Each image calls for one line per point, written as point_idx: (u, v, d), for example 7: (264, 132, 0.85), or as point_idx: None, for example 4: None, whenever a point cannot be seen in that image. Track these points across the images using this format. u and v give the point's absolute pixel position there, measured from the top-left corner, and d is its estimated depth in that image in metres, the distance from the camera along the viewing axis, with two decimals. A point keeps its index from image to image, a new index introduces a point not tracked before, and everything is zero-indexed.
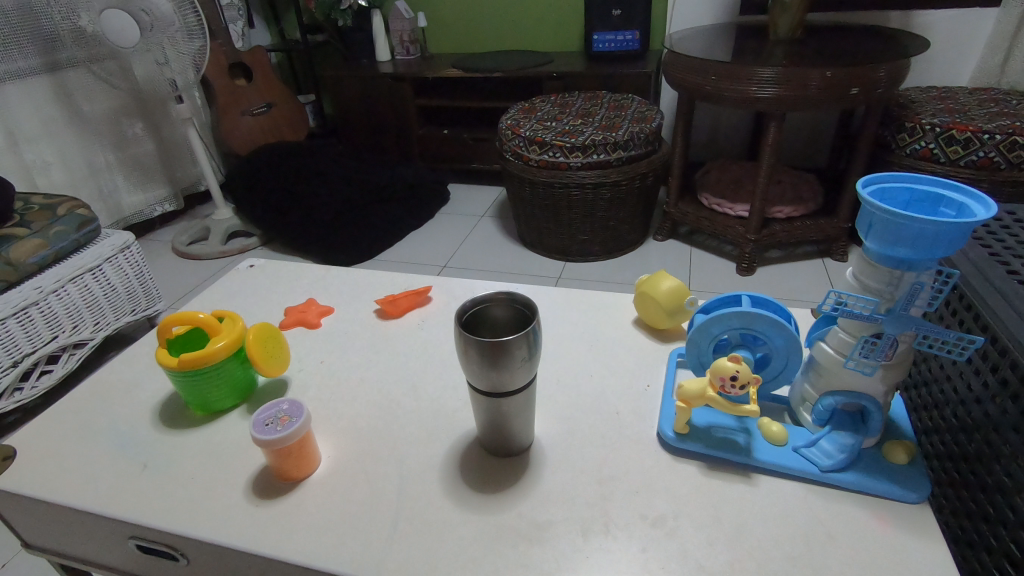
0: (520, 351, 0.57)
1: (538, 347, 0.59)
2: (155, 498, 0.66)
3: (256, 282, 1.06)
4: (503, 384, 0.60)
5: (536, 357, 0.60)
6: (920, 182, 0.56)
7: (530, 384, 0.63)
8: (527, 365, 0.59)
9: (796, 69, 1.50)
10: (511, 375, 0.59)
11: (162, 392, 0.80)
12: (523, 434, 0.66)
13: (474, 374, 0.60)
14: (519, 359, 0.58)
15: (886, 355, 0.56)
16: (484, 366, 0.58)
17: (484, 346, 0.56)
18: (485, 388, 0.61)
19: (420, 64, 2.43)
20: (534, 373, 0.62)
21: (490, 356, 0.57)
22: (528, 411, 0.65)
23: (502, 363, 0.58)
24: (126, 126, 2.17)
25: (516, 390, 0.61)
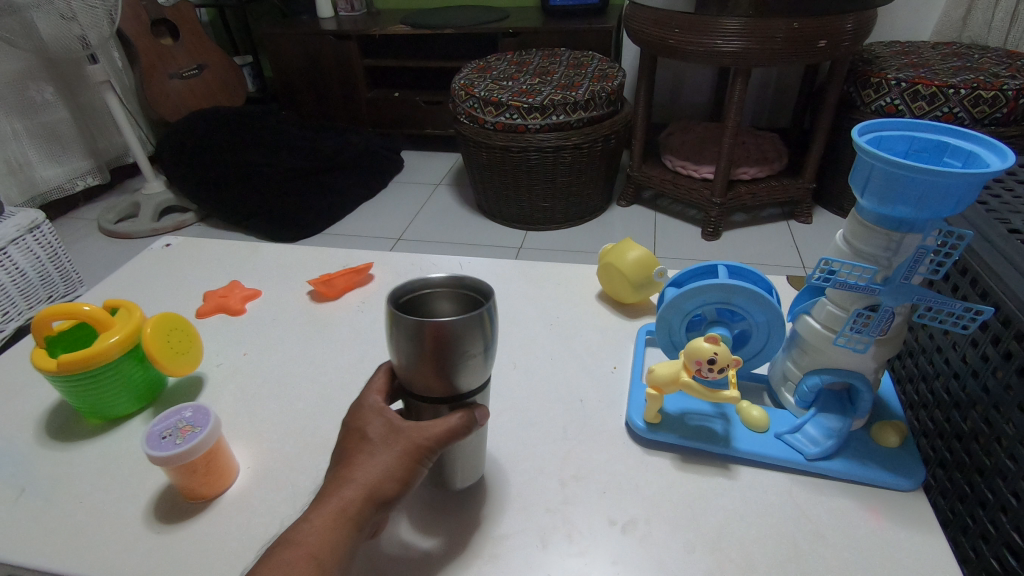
0: (462, 340, 0.44)
1: (491, 336, 0.47)
2: (31, 530, 0.54)
3: (174, 265, 0.93)
4: (448, 386, 0.47)
5: (491, 350, 0.47)
6: (918, 130, 0.49)
7: (485, 384, 0.50)
8: (475, 361, 0.46)
9: (762, 20, 1.42)
10: (456, 374, 0.46)
11: (52, 398, 0.68)
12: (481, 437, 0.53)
13: (410, 377, 0.47)
14: (463, 353, 0.45)
15: (881, 330, 0.50)
16: (421, 360, 0.45)
17: (415, 330, 0.44)
18: (425, 393, 0.48)
19: (364, 21, 2.24)
20: (489, 370, 0.49)
21: (425, 346, 0.44)
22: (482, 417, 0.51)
23: (443, 360, 0.45)
24: (33, 90, 1.93)
25: (465, 393, 0.48)
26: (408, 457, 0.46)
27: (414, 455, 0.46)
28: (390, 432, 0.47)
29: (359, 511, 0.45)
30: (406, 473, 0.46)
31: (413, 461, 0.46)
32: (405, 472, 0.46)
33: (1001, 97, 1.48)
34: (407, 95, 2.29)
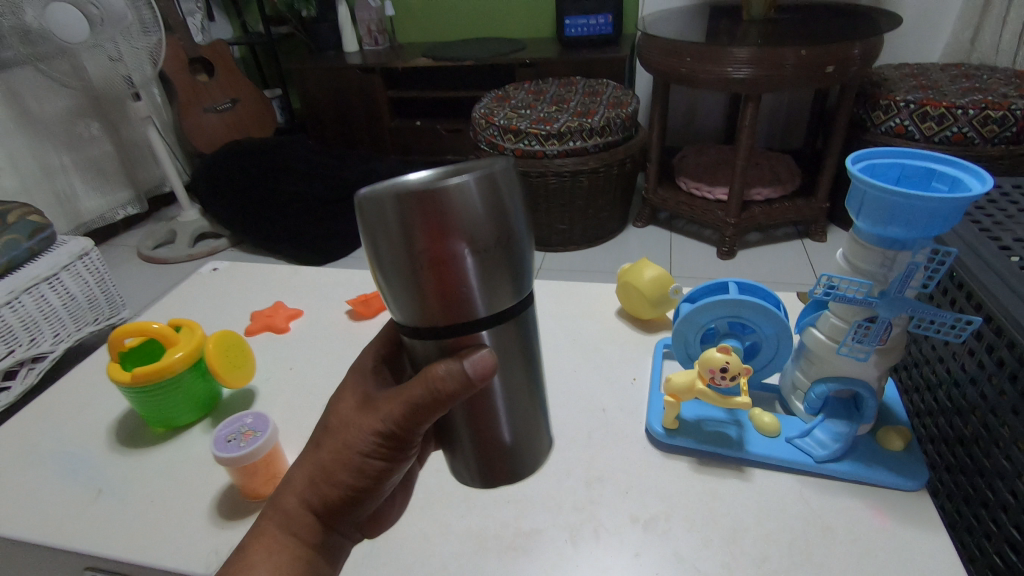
0: (468, 224, 0.31)
1: (513, 231, 0.33)
2: (108, 525, 0.60)
3: (222, 287, 1.01)
4: (453, 306, 0.33)
5: (517, 255, 0.33)
6: (909, 158, 0.54)
7: (512, 314, 0.35)
8: (490, 264, 0.32)
9: (771, 49, 1.48)
10: (465, 283, 0.32)
11: (120, 409, 0.75)
12: (529, 403, 0.41)
13: (398, 296, 0.33)
14: (470, 244, 0.31)
15: (880, 339, 0.54)
16: (413, 263, 0.31)
17: (397, 205, 0.30)
18: (420, 324, 0.34)
19: (389, 55, 2.36)
20: (518, 290, 0.34)
21: (415, 232, 0.31)
22: (520, 375, 0.40)
23: (442, 257, 0.31)
24: (81, 126, 2.06)
25: (481, 321, 0.34)
26: (355, 452, 0.42)
27: (362, 454, 0.42)
28: (339, 424, 0.43)
29: (307, 509, 0.44)
30: (356, 473, 0.43)
31: (367, 456, 0.42)
32: (355, 470, 0.43)
33: (1010, 116, 1.52)
34: (429, 123, 2.39)
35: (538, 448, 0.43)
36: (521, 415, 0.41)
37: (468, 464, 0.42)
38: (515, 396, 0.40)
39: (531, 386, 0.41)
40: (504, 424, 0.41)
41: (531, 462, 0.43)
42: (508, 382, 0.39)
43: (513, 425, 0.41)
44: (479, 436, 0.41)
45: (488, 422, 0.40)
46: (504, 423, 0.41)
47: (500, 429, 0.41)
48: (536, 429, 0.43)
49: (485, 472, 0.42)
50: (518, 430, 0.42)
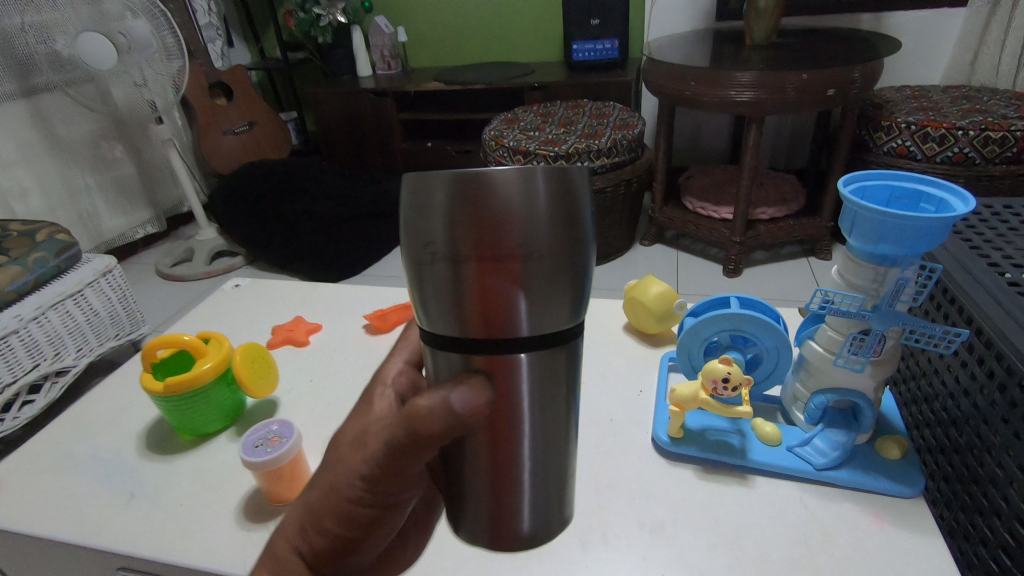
0: (525, 212, 0.27)
1: (580, 235, 0.29)
2: (140, 528, 0.63)
3: (243, 303, 1.05)
4: (492, 311, 0.29)
5: (580, 262, 0.30)
6: (897, 180, 0.57)
7: (564, 339, 0.31)
8: (542, 266, 0.28)
9: (774, 73, 1.52)
10: (511, 282, 0.28)
11: (151, 419, 0.79)
12: (562, 459, 0.35)
13: (428, 293, 0.29)
14: (523, 238, 0.27)
15: (875, 351, 0.57)
16: (452, 252, 0.28)
17: (448, 181, 0.27)
18: (449, 330, 0.30)
19: (402, 79, 2.43)
20: (575, 307, 0.30)
21: (462, 213, 0.27)
22: (557, 424, 0.33)
23: (489, 259, 0.28)
24: (105, 149, 2.12)
25: (525, 340, 0.30)
26: (343, 497, 0.38)
27: (349, 499, 0.38)
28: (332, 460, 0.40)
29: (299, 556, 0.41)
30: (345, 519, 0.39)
31: (356, 502, 0.38)
32: (344, 516, 0.38)
33: (1010, 137, 1.54)
34: (440, 145, 2.45)
35: (562, 514, 0.36)
36: (549, 475, 0.35)
37: (477, 526, 0.35)
38: (547, 452, 0.34)
39: (567, 439, 0.35)
40: (526, 483, 0.34)
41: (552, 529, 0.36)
42: (539, 433, 0.33)
43: (537, 485, 0.34)
44: (495, 494, 0.34)
45: (509, 479, 0.34)
46: (527, 480, 0.34)
47: (523, 488, 0.34)
48: (562, 491, 0.36)
49: (494, 536, 0.35)
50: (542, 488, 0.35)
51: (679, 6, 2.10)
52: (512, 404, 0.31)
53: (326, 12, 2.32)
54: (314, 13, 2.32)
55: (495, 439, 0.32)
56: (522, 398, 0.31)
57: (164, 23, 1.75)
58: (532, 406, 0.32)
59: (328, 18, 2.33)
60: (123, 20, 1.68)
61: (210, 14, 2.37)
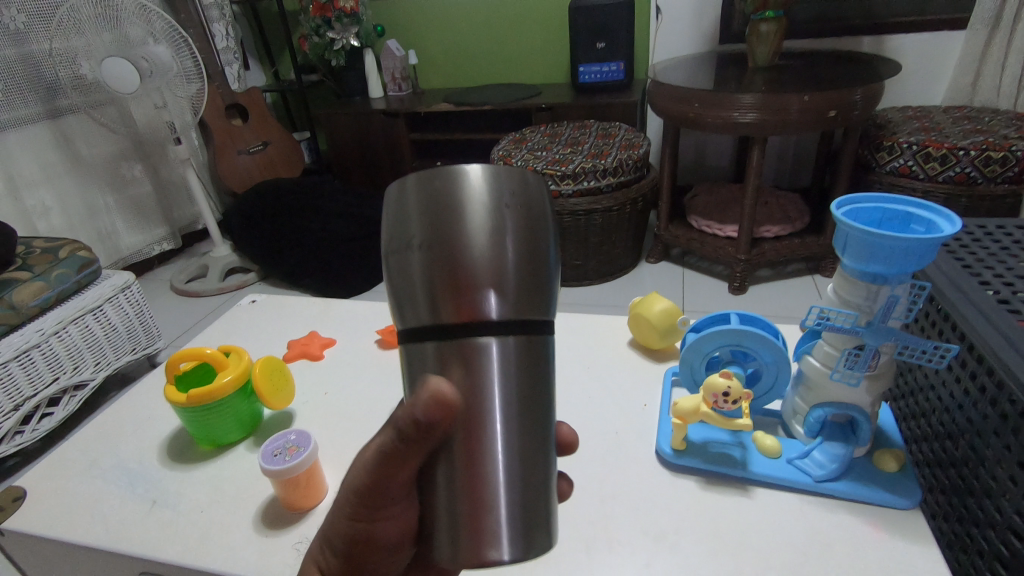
0: (489, 210, 0.33)
1: (543, 236, 0.35)
2: (162, 533, 0.66)
3: (260, 318, 1.09)
4: (462, 297, 0.33)
5: (544, 257, 0.35)
6: (889, 203, 0.60)
7: (535, 330, 0.35)
8: (508, 256, 0.34)
9: (776, 95, 1.55)
10: (478, 269, 0.33)
11: (173, 430, 0.82)
12: (539, 461, 0.36)
13: (403, 288, 0.34)
14: (489, 231, 0.33)
15: (869, 366, 0.59)
16: (426, 245, 0.33)
17: (421, 185, 0.34)
18: (423, 321, 0.34)
19: (412, 100, 2.50)
20: (539, 298, 0.35)
21: (434, 211, 0.33)
22: (532, 425, 0.36)
23: (457, 248, 0.33)
24: (125, 168, 2.18)
25: (496, 326, 0.34)
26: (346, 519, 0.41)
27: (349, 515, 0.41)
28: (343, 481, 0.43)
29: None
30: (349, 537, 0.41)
31: (356, 519, 0.40)
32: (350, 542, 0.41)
33: (1011, 157, 1.55)
34: (449, 164, 2.51)
35: (548, 531, 0.36)
36: (525, 475, 0.35)
37: (454, 541, 0.35)
38: (523, 451, 0.35)
39: (542, 440, 0.36)
40: (501, 487, 0.35)
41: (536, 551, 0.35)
42: (511, 427, 0.35)
43: (514, 492, 0.35)
44: (468, 499, 0.34)
45: (481, 480, 0.34)
46: (501, 482, 0.35)
47: (497, 491, 0.34)
48: (547, 504, 0.36)
49: (470, 553, 0.34)
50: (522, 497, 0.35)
51: (683, 30, 2.15)
52: (481, 389, 0.34)
53: (340, 36, 2.39)
54: (328, 37, 2.39)
55: (469, 431, 0.34)
56: (491, 384, 0.34)
57: (184, 47, 1.83)
58: (500, 395, 0.34)
59: (342, 42, 2.40)
60: (145, 45, 1.75)
61: (229, 38, 2.44)
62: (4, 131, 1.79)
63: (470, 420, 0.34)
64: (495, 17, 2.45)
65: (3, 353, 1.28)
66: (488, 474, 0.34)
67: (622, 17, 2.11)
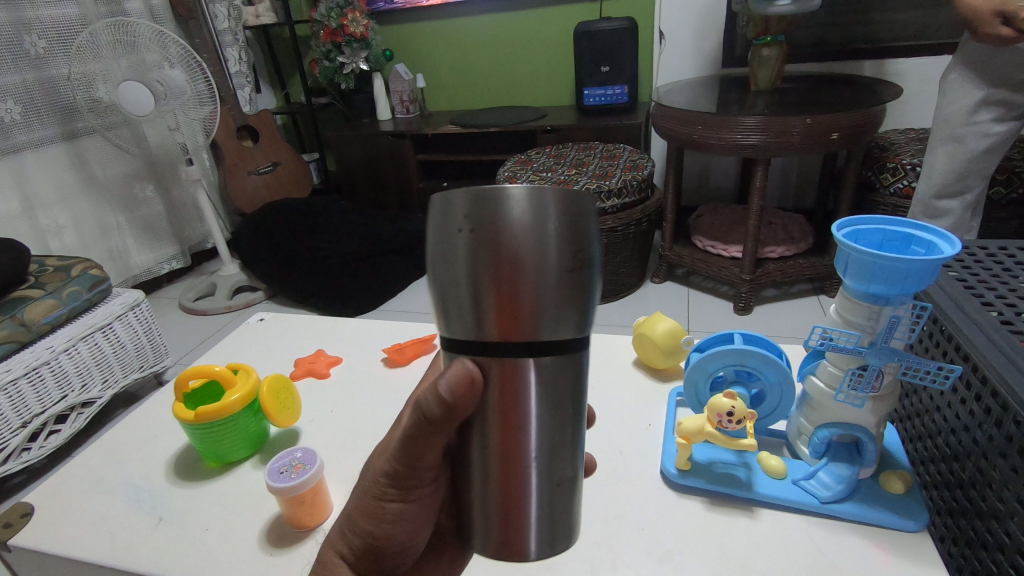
0: (536, 227, 0.31)
1: (587, 256, 0.33)
2: (166, 550, 0.66)
3: (268, 336, 1.10)
4: (507, 316, 0.32)
5: (593, 275, 0.33)
6: (891, 225, 0.60)
7: (576, 346, 0.35)
8: (551, 280, 0.32)
9: (779, 117, 1.57)
10: (522, 290, 0.31)
11: (179, 447, 0.83)
12: (568, 468, 0.37)
13: (448, 304, 0.33)
14: (533, 252, 0.31)
15: (873, 386, 0.59)
16: (472, 263, 0.32)
17: (468, 202, 0.31)
18: (467, 336, 0.34)
19: (419, 122, 2.53)
20: (587, 317, 0.34)
21: (480, 230, 0.31)
22: (562, 430, 0.36)
23: (506, 265, 0.31)
24: (138, 188, 2.22)
25: (538, 342, 0.33)
26: (371, 498, 0.44)
27: (377, 497, 0.43)
28: (366, 472, 0.46)
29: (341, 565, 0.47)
30: (376, 519, 0.44)
31: (383, 498, 0.43)
32: (372, 517, 0.44)
33: (1015, 179, 1.53)
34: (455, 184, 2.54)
35: (570, 522, 0.38)
36: (552, 479, 0.37)
37: (486, 532, 0.37)
38: (553, 460, 0.37)
39: (573, 449, 0.38)
40: (532, 490, 0.37)
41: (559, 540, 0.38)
42: (543, 437, 0.36)
43: (544, 492, 0.37)
44: (499, 498, 0.37)
45: (515, 486, 0.36)
46: (532, 484, 0.36)
47: (526, 492, 0.37)
48: (569, 499, 0.38)
49: (503, 542, 0.37)
50: (549, 495, 0.37)
51: (686, 54, 2.18)
52: (518, 403, 0.35)
53: (349, 60, 2.44)
54: (338, 61, 2.45)
55: (506, 439, 0.36)
56: (529, 397, 0.35)
57: (198, 71, 1.87)
58: (536, 410, 0.35)
59: (351, 66, 2.45)
60: (160, 69, 1.80)
61: (241, 62, 2.49)
62: (22, 152, 1.83)
63: (508, 432, 0.36)
64: (501, 42, 2.50)
65: (13, 370, 1.29)
66: (521, 483, 0.36)
67: (626, 41, 2.15)
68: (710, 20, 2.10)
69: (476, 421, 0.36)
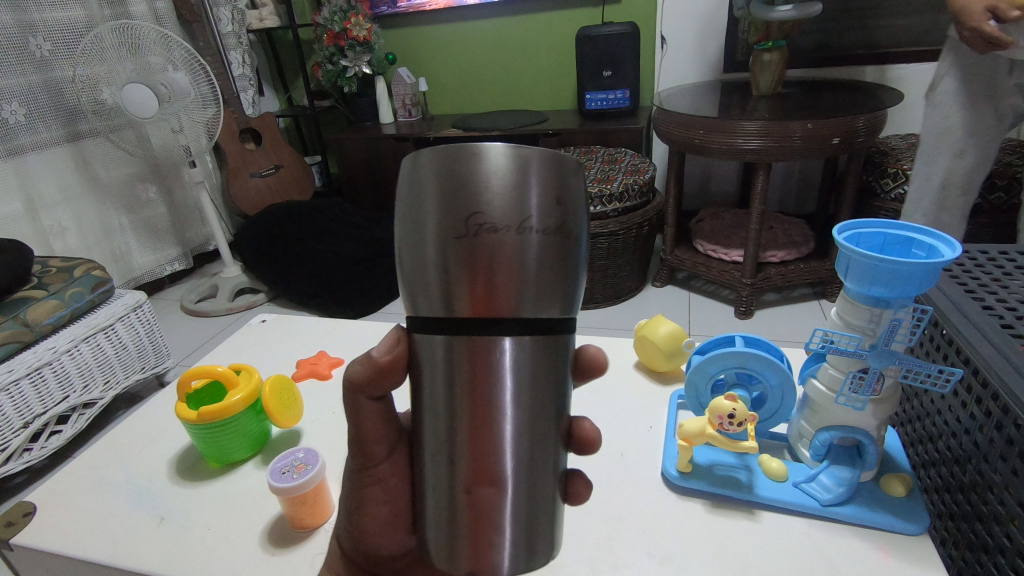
0: (510, 193, 0.31)
1: (572, 234, 0.33)
2: (168, 550, 0.66)
3: (270, 337, 1.10)
4: (479, 289, 0.32)
5: (572, 247, 0.33)
6: (891, 227, 0.61)
7: (556, 329, 0.35)
8: (531, 258, 0.32)
9: (780, 122, 1.57)
10: (495, 260, 0.32)
11: (181, 447, 0.83)
12: (546, 472, 0.37)
13: (418, 278, 0.33)
14: (510, 230, 0.31)
15: (874, 389, 0.59)
16: (441, 242, 0.32)
17: (440, 168, 0.31)
18: (437, 312, 0.34)
19: (421, 126, 2.54)
20: (566, 290, 0.34)
21: (453, 204, 0.31)
22: (543, 433, 0.36)
23: (478, 232, 0.31)
24: (141, 190, 2.23)
25: (513, 318, 0.33)
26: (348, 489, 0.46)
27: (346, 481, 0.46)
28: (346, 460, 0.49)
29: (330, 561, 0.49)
30: (345, 504, 0.47)
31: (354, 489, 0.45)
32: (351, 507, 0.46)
33: (1015, 184, 1.54)
34: None
35: (552, 526, 0.37)
36: (530, 479, 0.36)
37: (452, 531, 0.36)
38: (529, 462, 0.36)
39: (551, 452, 0.37)
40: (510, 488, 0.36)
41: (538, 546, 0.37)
42: (522, 434, 0.35)
43: (520, 491, 0.36)
44: (467, 496, 0.36)
45: (490, 489, 0.35)
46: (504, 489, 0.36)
47: (496, 489, 0.36)
48: (549, 510, 0.37)
49: (471, 546, 0.36)
50: (526, 496, 0.36)
51: (688, 59, 2.19)
52: (491, 394, 0.34)
53: (352, 64, 2.45)
54: (341, 65, 2.46)
55: (475, 445, 0.35)
56: (504, 394, 0.34)
57: (202, 74, 1.88)
58: (512, 402, 0.35)
59: (354, 69, 2.46)
60: (165, 72, 1.81)
61: (245, 65, 2.50)
62: (27, 153, 1.84)
63: (480, 429, 0.35)
64: (503, 46, 2.51)
65: (15, 371, 1.29)
66: (494, 487, 0.35)
67: (628, 46, 2.16)
68: (712, 25, 2.11)
69: (444, 412, 0.35)
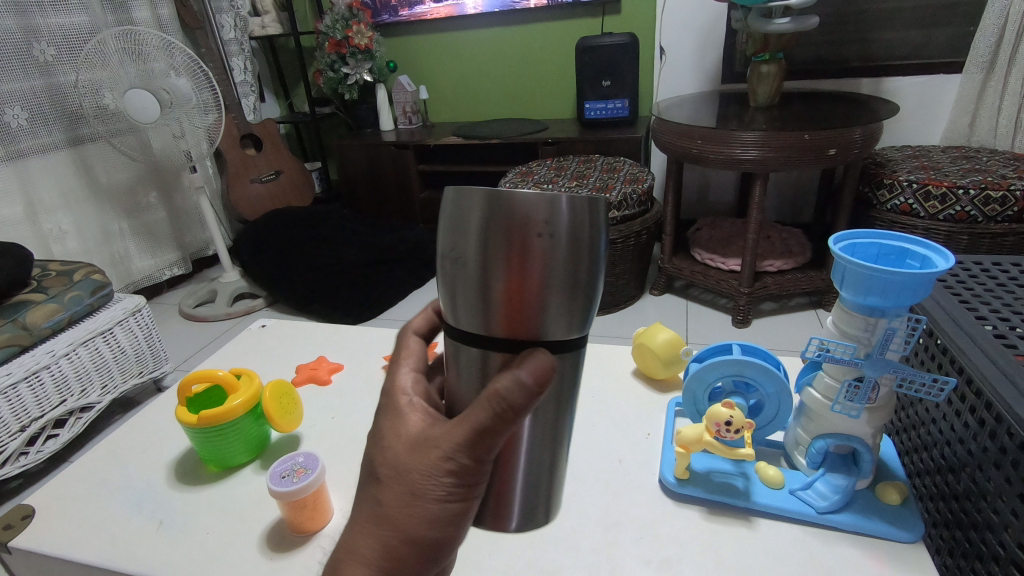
0: (546, 224, 0.32)
1: (597, 256, 0.34)
2: (167, 552, 0.66)
3: (271, 343, 1.11)
4: (513, 313, 0.34)
5: (594, 276, 0.34)
6: (887, 240, 0.62)
7: (571, 345, 0.36)
8: (559, 282, 0.33)
9: (778, 133, 1.59)
10: (528, 288, 0.33)
11: (180, 451, 0.83)
12: (550, 460, 0.42)
13: (459, 296, 0.35)
14: (543, 246, 0.32)
15: (869, 397, 0.60)
16: (483, 257, 0.33)
17: (483, 199, 0.32)
18: (476, 327, 0.35)
19: (421, 133, 2.55)
20: (585, 314, 0.35)
21: (494, 233, 0.32)
22: (550, 431, 0.41)
23: (515, 260, 0.32)
24: (141, 195, 2.23)
25: (542, 340, 0.35)
26: (422, 503, 0.38)
27: (435, 499, 0.38)
28: (395, 473, 0.39)
29: None
30: (434, 522, 0.39)
31: (439, 500, 0.38)
32: (424, 522, 0.38)
33: (1010, 197, 1.55)
34: None
35: (548, 500, 0.43)
36: (538, 466, 0.41)
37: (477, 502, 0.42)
38: (540, 453, 0.41)
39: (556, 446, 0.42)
40: (522, 448, 0.40)
41: (540, 500, 0.43)
42: (533, 429, 0.40)
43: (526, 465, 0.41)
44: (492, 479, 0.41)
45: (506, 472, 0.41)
46: (519, 472, 0.41)
47: (515, 474, 0.41)
48: (547, 491, 0.43)
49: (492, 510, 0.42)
50: (539, 450, 0.41)
51: (687, 69, 2.21)
52: None
53: (353, 71, 2.47)
54: (342, 72, 2.47)
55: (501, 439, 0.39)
56: None
57: (204, 80, 1.88)
58: None
59: (355, 77, 2.47)
60: (167, 77, 1.81)
61: (246, 72, 2.51)
62: (28, 157, 1.84)
63: None
64: (504, 56, 2.53)
65: (14, 373, 1.29)
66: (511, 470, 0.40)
67: (627, 56, 2.18)
68: (710, 37, 2.13)
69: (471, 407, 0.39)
